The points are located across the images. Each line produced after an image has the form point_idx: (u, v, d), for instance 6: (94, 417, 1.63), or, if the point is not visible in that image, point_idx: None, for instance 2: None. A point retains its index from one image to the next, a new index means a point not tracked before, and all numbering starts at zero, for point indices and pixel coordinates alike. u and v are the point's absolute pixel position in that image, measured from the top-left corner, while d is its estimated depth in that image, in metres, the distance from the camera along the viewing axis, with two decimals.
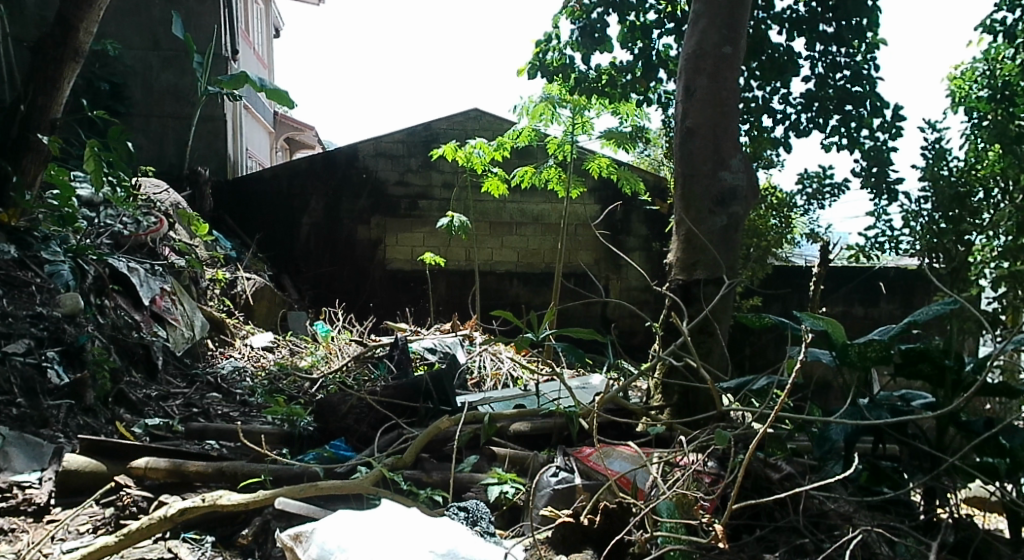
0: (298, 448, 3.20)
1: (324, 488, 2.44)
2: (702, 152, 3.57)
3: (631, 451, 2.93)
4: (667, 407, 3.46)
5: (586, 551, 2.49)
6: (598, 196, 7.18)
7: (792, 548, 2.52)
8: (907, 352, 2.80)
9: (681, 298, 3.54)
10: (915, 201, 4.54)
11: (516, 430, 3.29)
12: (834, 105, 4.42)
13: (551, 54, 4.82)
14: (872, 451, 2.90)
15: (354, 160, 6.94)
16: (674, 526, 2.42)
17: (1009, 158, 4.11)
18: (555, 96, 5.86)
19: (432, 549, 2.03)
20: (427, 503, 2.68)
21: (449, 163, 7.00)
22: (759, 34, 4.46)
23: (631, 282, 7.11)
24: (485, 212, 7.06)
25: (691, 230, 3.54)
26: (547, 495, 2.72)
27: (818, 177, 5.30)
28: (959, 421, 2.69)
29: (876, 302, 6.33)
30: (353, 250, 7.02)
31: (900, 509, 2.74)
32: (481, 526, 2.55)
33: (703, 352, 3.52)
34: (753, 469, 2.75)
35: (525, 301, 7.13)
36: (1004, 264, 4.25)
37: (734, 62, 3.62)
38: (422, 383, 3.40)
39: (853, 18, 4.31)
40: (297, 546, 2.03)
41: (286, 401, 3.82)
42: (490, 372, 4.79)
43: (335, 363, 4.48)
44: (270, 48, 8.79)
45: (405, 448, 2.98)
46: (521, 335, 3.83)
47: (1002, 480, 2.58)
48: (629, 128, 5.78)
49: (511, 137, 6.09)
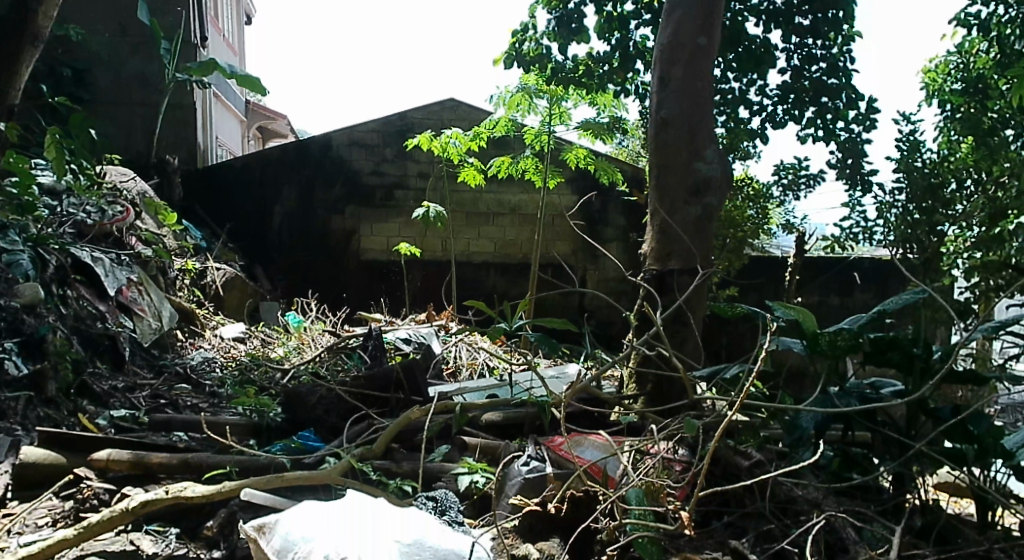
0: (266, 439, 3.16)
1: (292, 479, 2.40)
2: (678, 143, 3.58)
3: (603, 440, 2.99)
4: (641, 396, 3.51)
5: (552, 539, 2.46)
6: (576, 186, 7.20)
7: (760, 534, 2.53)
8: (876, 341, 2.82)
9: (654, 288, 3.48)
10: (890, 193, 4.62)
11: (488, 420, 3.35)
12: (811, 97, 4.53)
13: (527, 44, 4.87)
14: (842, 439, 2.92)
15: (328, 149, 6.90)
16: (642, 513, 2.43)
17: (980, 150, 4.18)
18: (532, 86, 5.85)
19: (398, 539, 2.02)
20: (396, 494, 2.66)
21: (426, 153, 6.97)
22: (736, 25, 4.47)
23: (608, 272, 7.12)
24: (462, 202, 7.04)
25: (666, 221, 3.56)
26: (517, 484, 2.71)
27: (793, 169, 5.32)
28: (927, 408, 2.73)
29: (851, 293, 6.40)
30: (328, 240, 6.98)
31: (867, 495, 2.76)
32: (450, 515, 2.54)
33: (677, 342, 3.55)
34: (722, 455, 2.75)
35: (502, 291, 7.11)
36: (976, 255, 4.29)
37: (709, 53, 3.63)
38: (394, 373, 3.38)
39: (830, 10, 4.39)
40: (260, 537, 2.01)
41: (257, 392, 3.77)
42: (465, 362, 4.83)
43: (308, 355, 4.42)
44: (242, 35, 8.69)
45: (374, 439, 2.97)
46: (495, 324, 3.80)
47: (968, 467, 2.59)
48: (607, 119, 5.78)
49: (487, 127, 6.10)
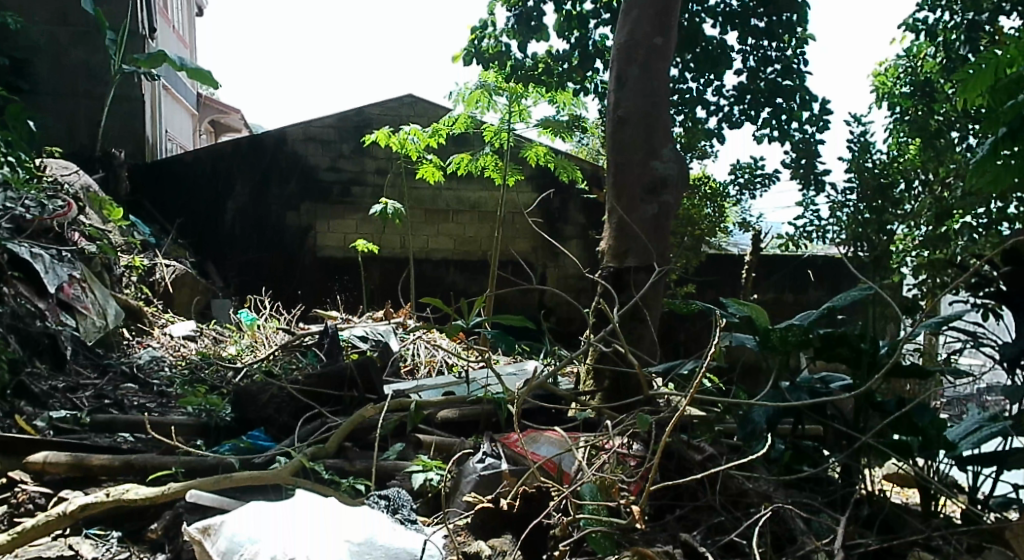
0: (214, 438, 3.13)
1: (239, 479, 2.35)
2: (635, 141, 3.60)
3: (559, 436, 2.99)
4: (598, 392, 3.52)
5: (505, 536, 2.46)
6: (535, 184, 7.22)
7: (711, 527, 2.55)
8: (826, 336, 2.85)
9: (612, 285, 3.53)
10: (841, 192, 4.68)
11: (443, 417, 3.36)
12: (765, 98, 4.62)
13: (487, 41, 4.89)
14: (793, 432, 2.96)
15: (282, 144, 6.81)
16: (597, 508, 2.43)
17: (928, 152, 4.30)
18: (491, 83, 5.83)
19: (348, 538, 2.00)
20: (349, 493, 2.64)
21: (383, 149, 6.92)
22: (694, 26, 4.51)
23: (567, 269, 7.13)
24: (421, 198, 7.00)
25: (623, 219, 3.57)
26: (473, 482, 2.72)
27: (748, 168, 5.53)
28: (875, 401, 2.77)
29: (805, 290, 6.52)
30: (283, 236, 6.87)
31: (816, 487, 2.80)
32: (402, 514, 2.52)
33: (634, 338, 3.58)
34: (675, 450, 2.77)
35: (461, 288, 7.08)
36: (924, 253, 4.35)
37: (665, 53, 3.65)
38: (348, 371, 3.34)
39: (784, 13, 4.47)
40: (205, 539, 1.97)
41: (207, 391, 3.69)
42: (424, 360, 4.80)
43: (261, 353, 4.37)
44: (192, 27, 8.52)
45: (327, 437, 2.94)
46: (450, 321, 3.74)
47: (914, 457, 2.64)
48: (567, 116, 5.79)
49: (446, 124, 6.07)
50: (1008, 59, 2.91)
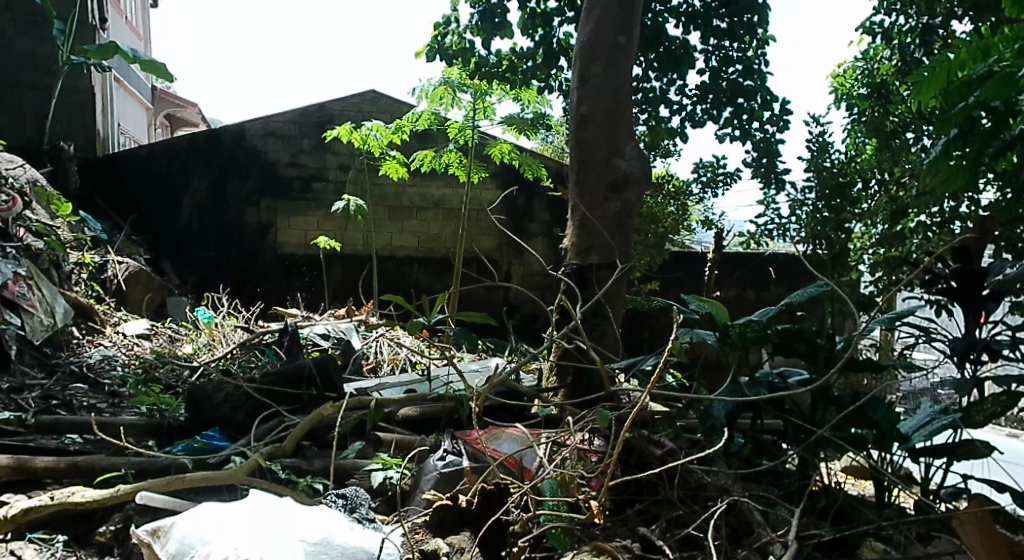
0: (166, 441, 3.02)
1: (192, 479, 2.30)
2: (597, 139, 3.60)
3: (520, 432, 2.99)
4: (561, 389, 3.54)
5: (463, 533, 2.44)
6: (500, 181, 7.22)
7: (670, 521, 2.56)
8: (783, 332, 2.87)
9: (575, 282, 3.55)
10: (801, 191, 4.88)
11: (404, 415, 3.33)
12: (727, 98, 4.67)
13: (450, 37, 4.87)
14: (752, 426, 2.99)
15: (241, 139, 6.71)
16: (556, 504, 2.43)
17: (884, 152, 4.39)
18: (455, 80, 5.82)
19: (303, 538, 1.97)
20: (307, 492, 2.61)
21: (345, 145, 6.85)
22: (657, 26, 4.54)
23: (532, 267, 7.13)
24: (384, 195, 6.95)
25: (586, 216, 3.57)
26: (433, 479, 2.69)
27: (711, 167, 5.63)
28: (831, 395, 2.80)
29: (766, 287, 6.60)
30: (242, 233, 6.77)
31: (773, 480, 2.83)
32: (360, 513, 2.49)
33: (596, 335, 3.59)
34: (635, 445, 2.78)
35: (426, 285, 7.04)
36: (881, 251, 4.43)
37: (628, 51, 3.66)
38: (306, 369, 3.31)
39: (745, 14, 4.52)
40: (155, 542, 1.92)
41: (161, 391, 3.62)
42: (387, 357, 4.76)
43: (218, 351, 4.30)
44: (147, 19, 8.36)
45: (284, 436, 2.91)
46: (412, 319, 3.70)
47: (868, 450, 2.68)
48: (531, 114, 5.79)
49: (409, 120, 6.03)
50: (959, 62, 2.99)
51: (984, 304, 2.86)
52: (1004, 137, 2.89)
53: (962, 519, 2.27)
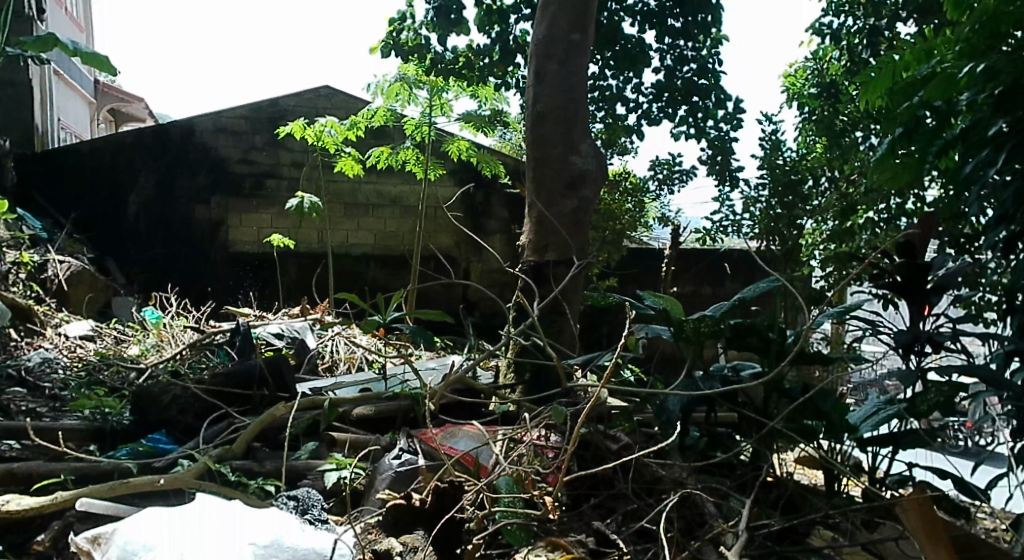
0: (109, 444, 2.97)
1: (136, 484, 2.25)
2: (554, 136, 3.60)
3: (476, 429, 2.96)
4: (518, 385, 3.52)
5: (416, 531, 2.44)
6: (457, 178, 7.18)
7: (626, 515, 2.57)
8: (736, 327, 2.90)
9: (533, 279, 3.51)
10: (755, 188, 5.03)
11: (359, 414, 3.29)
12: (682, 97, 4.71)
13: (406, 33, 4.83)
14: (706, 419, 3.02)
15: (190, 135, 6.57)
16: (512, 500, 2.42)
17: (833, 150, 4.49)
18: (411, 76, 5.80)
19: (251, 541, 1.93)
20: (257, 495, 2.55)
21: (299, 142, 6.75)
22: (613, 24, 4.55)
23: (490, 264, 7.11)
24: (339, 192, 6.87)
25: (543, 213, 3.57)
26: (388, 478, 2.65)
27: (668, 164, 5.69)
28: (782, 387, 2.83)
29: (722, 283, 6.67)
30: (192, 231, 6.64)
31: (726, 471, 2.85)
32: (312, 514, 2.44)
33: (554, 331, 3.59)
34: (591, 440, 2.78)
35: (383, 283, 6.97)
36: (830, 247, 4.46)
37: (583, 49, 3.66)
38: (257, 369, 3.25)
39: (699, 14, 4.58)
40: (94, 549, 1.86)
41: (106, 393, 3.53)
42: (343, 356, 4.71)
43: (167, 352, 4.20)
44: (89, 12, 8.14)
45: (235, 438, 2.85)
46: (368, 317, 3.64)
47: (818, 441, 2.71)
48: (488, 111, 5.77)
49: (365, 117, 5.97)
50: (904, 63, 3.05)
51: (927, 297, 2.92)
52: (946, 135, 2.97)
53: (904, 505, 2.31)
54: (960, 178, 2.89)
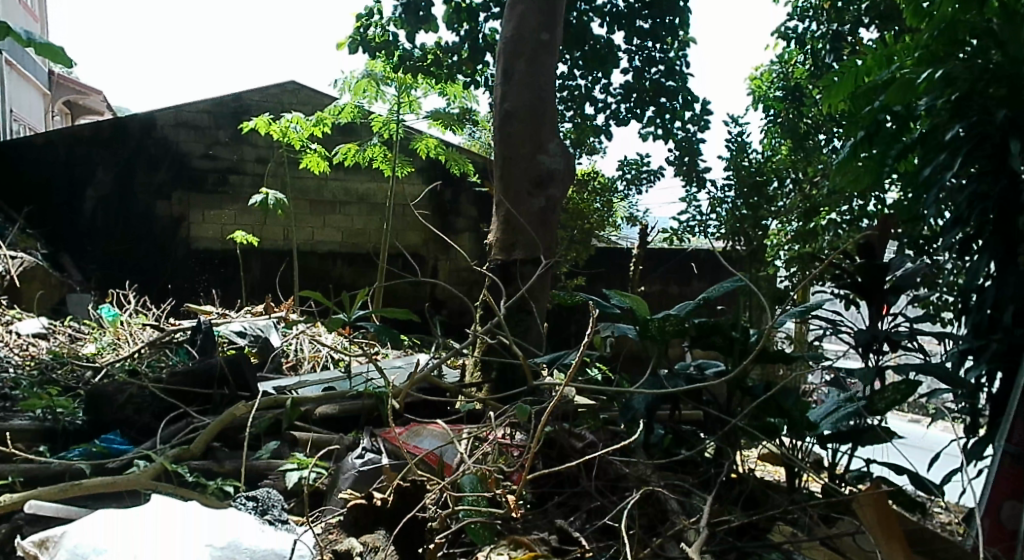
0: (61, 445, 2.90)
1: (90, 486, 2.19)
2: (521, 136, 3.58)
3: (441, 428, 2.94)
4: (485, 384, 3.51)
5: (377, 531, 2.37)
6: (425, 176, 7.15)
7: (589, 513, 2.56)
8: (700, 326, 2.90)
9: (499, 278, 3.53)
10: (720, 189, 5.04)
11: (322, 413, 3.25)
12: (650, 97, 4.73)
13: (373, 29, 4.78)
14: (671, 417, 3.03)
15: (150, 129, 6.45)
16: (476, 499, 2.40)
17: (797, 153, 4.55)
18: (378, 73, 5.75)
19: (208, 543, 1.89)
20: (215, 496, 2.50)
21: (263, 137, 6.66)
22: (581, 25, 4.55)
23: (459, 263, 7.08)
24: (305, 189, 6.80)
25: (510, 212, 3.55)
26: (350, 478, 2.62)
27: (636, 164, 5.64)
28: (744, 385, 2.84)
29: (688, 282, 6.71)
30: (152, 227, 6.53)
31: (690, 468, 2.86)
32: (272, 515, 2.41)
33: (521, 330, 3.57)
34: (557, 438, 2.77)
35: (349, 281, 6.91)
36: (795, 247, 4.56)
37: (551, 49, 3.65)
38: (217, 369, 3.19)
39: (667, 17, 4.60)
40: (42, 554, 1.82)
41: (59, 392, 3.44)
42: (308, 355, 4.65)
43: (124, 351, 4.12)
44: None
45: (193, 438, 2.80)
46: (331, 316, 3.57)
47: (781, 438, 2.73)
48: (457, 109, 5.74)
49: (331, 113, 5.90)
50: (865, 68, 3.08)
51: (885, 296, 2.96)
52: (905, 139, 3.01)
53: (860, 501, 2.32)
54: (919, 181, 2.93)
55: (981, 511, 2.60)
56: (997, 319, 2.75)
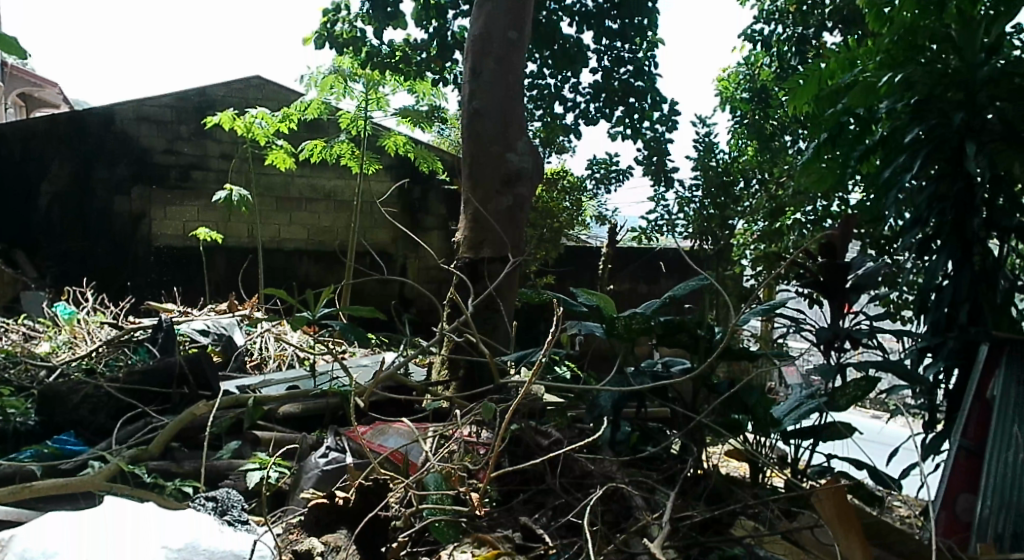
0: (13, 446, 2.82)
1: (41, 488, 2.13)
2: (490, 134, 3.56)
3: (407, 426, 2.91)
4: (452, 382, 3.50)
5: (340, 531, 2.33)
6: (393, 173, 7.09)
7: (553, 510, 2.55)
8: (666, 324, 2.90)
9: (467, 276, 3.49)
10: (688, 189, 5.09)
11: (285, 413, 3.20)
12: (619, 97, 4.75)
13: (340, 25, 4.71)
14: (637, 414, 3.03)
15: (109, 124, 6.32)
16: (441, 497, 2.38)
17: (763, 153, 4.59)
18: (346, 69, 5.69)
19: (165, 544, 1.85)
20: (174, 497, 2.45)
21: (227, 133, 6.57)
22: (551, 24, 4.53)
23: (427, 261, 7.04)
24: (270, 185, 6.71)
25: (478, 210, 3.52)
26: (314, 478, 2.59)
27: (605, 164, 5.73)
28: (709, 383, 2.85)
29: (657, 280, 6.73)
30: (111, 224, 6.40)
31: (655, 465, 2.87)
32: (232, 515, 2.37)
33: (488, 328, 3.56)
34: (523, 436, 2.76)
35: (315, 279, 6.84)
36: (760, 246, 4.57)
37: (519, 47, 3.64)
38: (177, 368, 3.13)
39: (636, 17, 4.61)
40: None
41: (12, 392, 3.35)
42: (273, 353, 4.60)
43: (81, 349, 4.03)
44: None
45: (151, 438, 2.75)
46: (296, 313, 3.51)
47: (745, 435, 2.74)
48: (426, 107, 5.69)
49: (298, 109, 5.83)
50: (829, 71, 3.11)
51: (847, 295, 2.98)
52: (867, 142, 3.05)
53: (820, 495, 2.26)
54: (880, 181, 2.96)
55: (937, 502, 2.57)
56: (954, 318, 2.80)
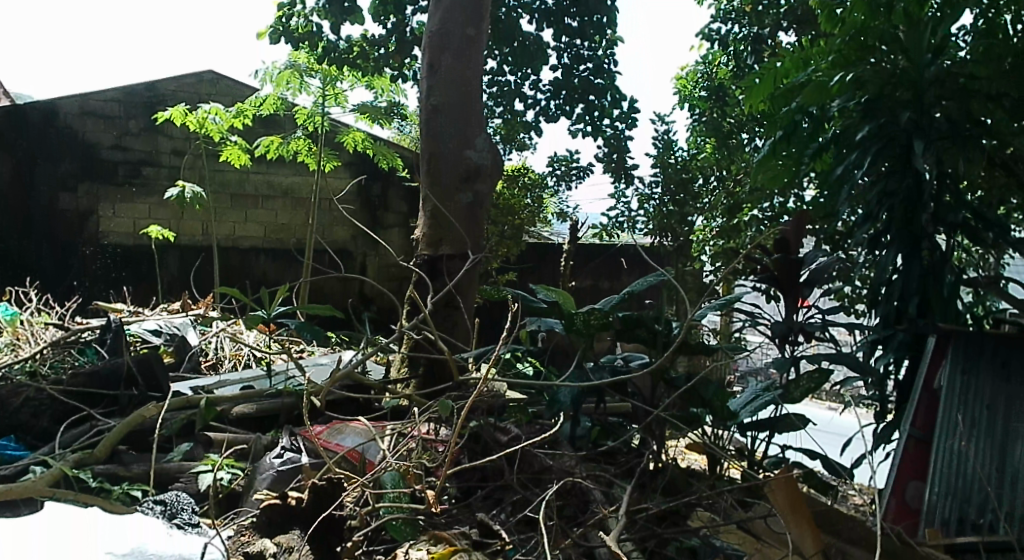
0: None
1: None
2: (449, 131, 3.53)
3: (364, 425, 2.87)
4: (411, 380, 3.46)
5: (292, 531, 2.27)
6: (353, 170, 7.01)
7: (510, 506, 2.54)
8: (624, 320, 2.91)
9: (425, 274, 3.45)
10: (648, 186, 5.12)
11: (239, 413, 3.11)
12: (579, 95, 4.76)
13: (296, 20, 4.59)
14: (596, 409, 3.03)
15: (52, 118, 6.11)
16: (398, 495, 2.37)
17: (719, 151, 4.63)
18: (302, 64, 5.62)
19: (109, 549, 1.83)
20: (122, 500, 2.39)
21: (179, 128, 6.44)
22: (511, 20, 4.48)
23: (387, 258, 6.98)
24: (225, 182, 6.59)
25: (437, 207, 3.48)
26: (268, 478, 2.53)
27: (566, 160, 5.74)
28: (666, 377, 2.86)
29: (618, 277, 6.75)
30: (55, 221, 6.18)
31: (613, 459, 2.87)
32: (182, 518, 2.30)
33: (447, 325, 3.54)
34: (482, 433, 2.75)
35: (273, 277, 6.74)
36: (719, 242, 4.57)
37: (477, 44, 3.61)
38: (124, 368, 3.04)
39: (595, 15, 4.60)
40: None
41: None
42: (228, 353, 4.52)
43: (25, 351, 3.91)
44: None
45: (96, 441, 2.67)
46: (250, 312, 3.42)
47: (702, 428, 2.76)
48: (384, 103, 5.62)
49: (253, 104, 5.74)
50: (783, 70, 3.13)
51: (801, 289, 3.01)
52: (821, 139, 3.08)
53: (772, 485, 2.27)
54: (831, 178, 3.00)
55: (888, 491, 2.62)
56: (903, 310, 2.84)
